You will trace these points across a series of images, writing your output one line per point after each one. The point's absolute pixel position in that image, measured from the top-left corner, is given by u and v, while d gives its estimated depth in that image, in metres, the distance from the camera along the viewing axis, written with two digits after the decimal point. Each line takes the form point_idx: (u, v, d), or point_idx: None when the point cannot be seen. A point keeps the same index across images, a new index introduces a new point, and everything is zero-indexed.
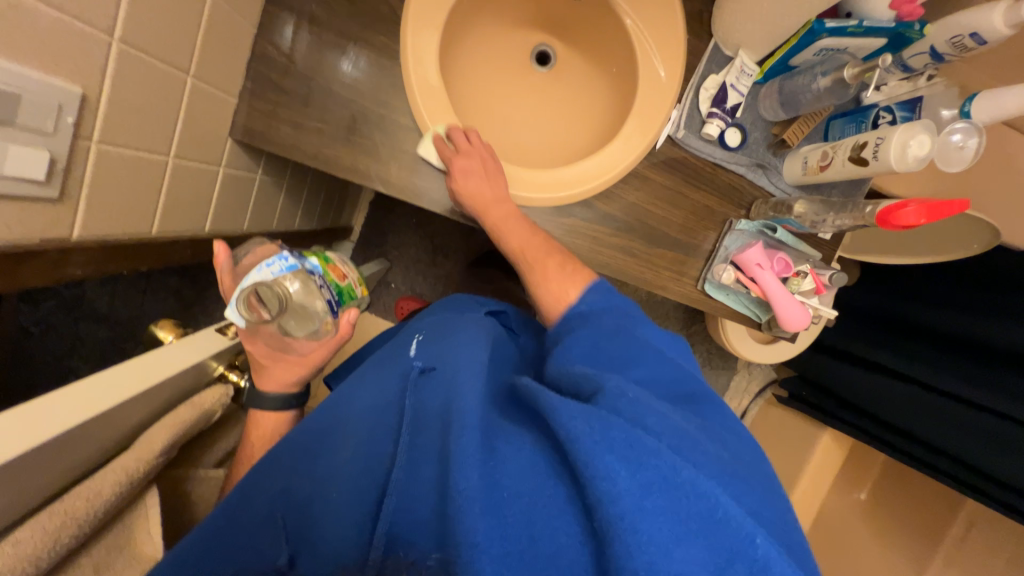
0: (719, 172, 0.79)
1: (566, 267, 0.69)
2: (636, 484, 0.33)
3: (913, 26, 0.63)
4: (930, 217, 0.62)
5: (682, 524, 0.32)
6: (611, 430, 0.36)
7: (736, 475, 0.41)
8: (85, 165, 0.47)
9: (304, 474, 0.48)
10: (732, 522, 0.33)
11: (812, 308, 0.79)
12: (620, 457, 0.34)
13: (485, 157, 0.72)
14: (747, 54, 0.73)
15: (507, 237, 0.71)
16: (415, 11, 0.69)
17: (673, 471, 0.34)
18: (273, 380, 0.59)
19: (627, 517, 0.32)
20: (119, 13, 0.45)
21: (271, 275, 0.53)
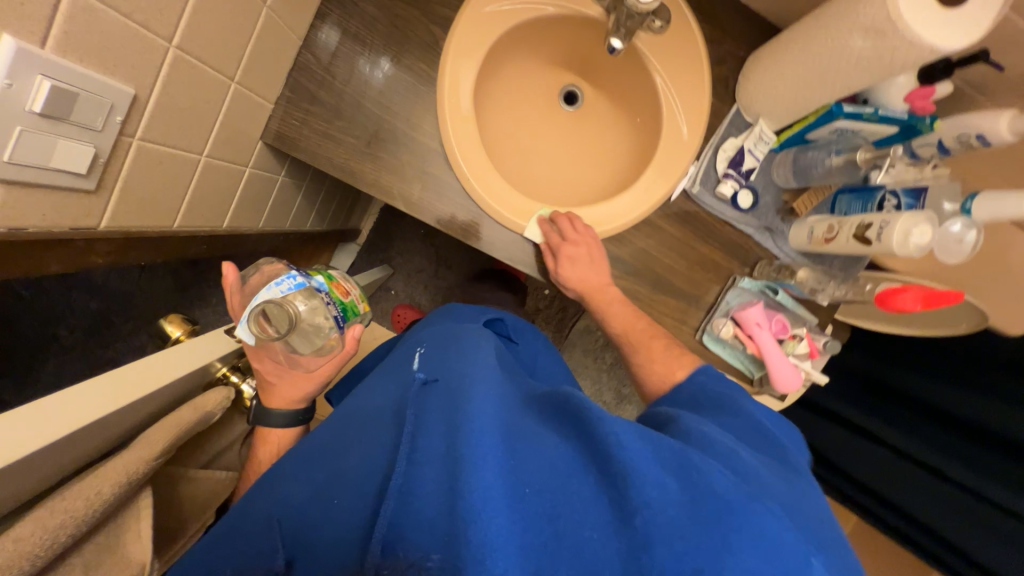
0: (729, 229, 0.82)
1: (673, 351, 0.71)
2: (684, 496, 0.37)
3: (925, 120, 0.66)
4: (925, 305, 0.69)
5: (722, 533, 0.36)
6: (662, 448, 0.40)
7: (789, 499, 0.43)
8: (124, 160, 0.48)
9: (311, 479, 0.48)
10: (785, 542, 0.37)
11: (804, 371, 0.80)
12: (669, 472, 0.38)
13: (593, 246, 0.75)
14: (766, 122, 0.77)
15: (610, 317, 0.75)
16: (457, 43, 0.71)
17: (721, 487, 0.38)
18: (281, 397, 0.60)
19: (678, 526, 0.36)
20: (180, 22, 0.47)
21: (280, 293, 0.55)
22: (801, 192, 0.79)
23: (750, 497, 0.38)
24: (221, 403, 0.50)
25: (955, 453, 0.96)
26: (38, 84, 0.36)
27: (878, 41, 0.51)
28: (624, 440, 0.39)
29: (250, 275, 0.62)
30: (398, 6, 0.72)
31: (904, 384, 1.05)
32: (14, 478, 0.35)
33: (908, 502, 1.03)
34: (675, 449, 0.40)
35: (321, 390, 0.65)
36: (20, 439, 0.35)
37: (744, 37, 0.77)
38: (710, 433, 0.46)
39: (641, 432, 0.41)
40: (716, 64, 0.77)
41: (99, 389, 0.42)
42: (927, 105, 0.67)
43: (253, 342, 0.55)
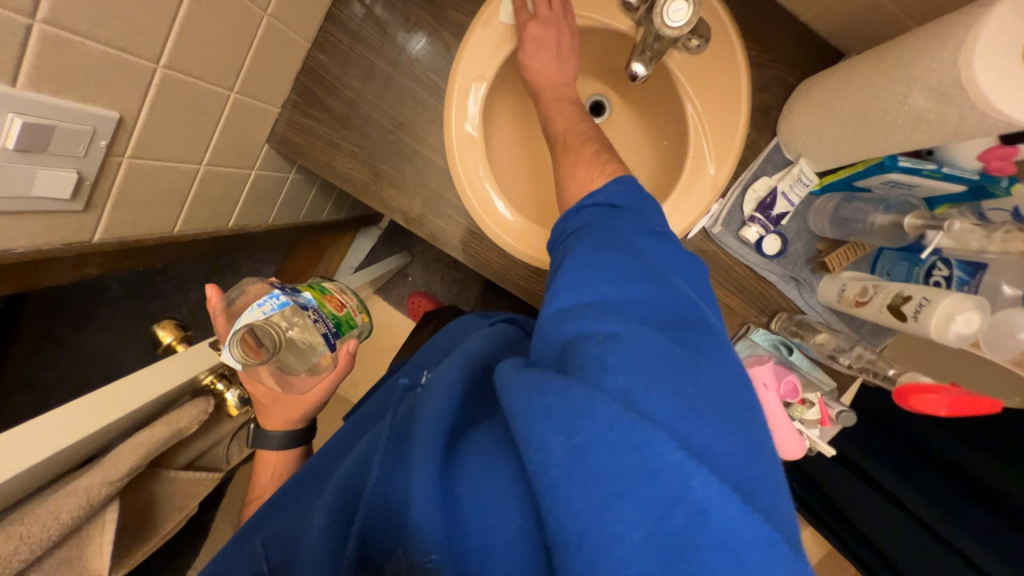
0: (750, 275, 0.75)
1: (594, 156, 0.57)
2: (569, 448, 0.34)
3: (1000, 182, 0.56)
4: (953, 412, 0.56)
5: (618, 483, 0.33)
6: (547, 399, 0.36)
7: (719, 421, 0.37)
8: (115, 178, 0.49)
9: (315, 487, 0.54)
10: (666, 469, 0.32)
11: (809, 439, 0.74)
12: (549, 424, 0.35)
13: (562, 27, 0.63)
14: (808, 162, 0.67)
15: (553, 118, 0.62)
16: (469, 52, 0.65)
17: (609, 434, 0.34)
18: (278, 419, 0.64)
19: (554, 491, 0.33)
20: (167, 42, 0.46)
21: (263, 314, 0.54)
22: (838, 244, 0.71)
23: (633, 428, 0.33)
24: (197, 417, 0.53)
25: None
26: (9, 122, 0.36)
27: (942, 106, 0.43)
28: (511, 407, 0.38)
29: (235, 296, 0.64)
30: (410, 10, 0.68)
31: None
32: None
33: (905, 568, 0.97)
34: (559, 390, 0.36)
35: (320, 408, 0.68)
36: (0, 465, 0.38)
37: (794, 61, 0.68)
38: (604, 342, 0.39)
39: (535, 385, 0.38)
40: (758, 91, 0.69)
41: (72, 413, 0.44)
42: (1008, 166, 0.54)
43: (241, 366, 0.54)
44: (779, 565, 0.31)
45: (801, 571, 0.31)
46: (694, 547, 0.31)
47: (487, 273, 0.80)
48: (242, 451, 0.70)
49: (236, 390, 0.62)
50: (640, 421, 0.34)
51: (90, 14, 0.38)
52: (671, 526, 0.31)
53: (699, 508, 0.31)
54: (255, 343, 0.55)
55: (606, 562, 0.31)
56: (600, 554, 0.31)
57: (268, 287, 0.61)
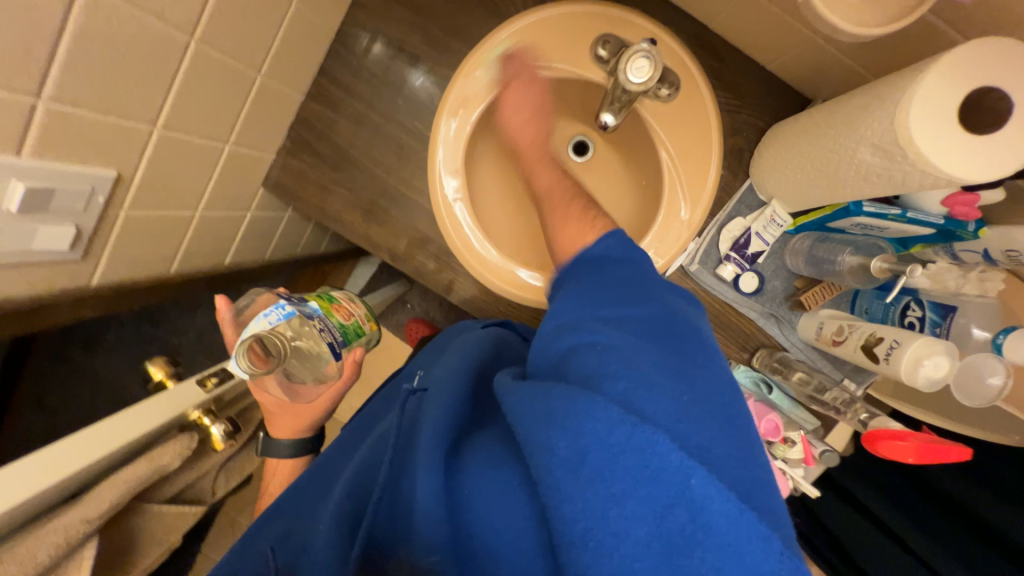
0: (729, 311, 0.76)
1: (581, 210, 0.61)
2: (571, 451, 0.36)
3: (966, 226, 0.57)
4: (922, 458, 0.55)
5: (619, 484, 0.34)
6: (550, 405, 0.38)
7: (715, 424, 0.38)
8: (112, 228, 0.53)
9: (319, 491, 0.56)
10: (665, 469, 0.33)
11: (794, 478, 0.73)
12: (553, 429, 0.37)
13: (532, 83, 0.65)
14: (781, 203, 0.69)
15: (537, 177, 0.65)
16: (454, 98, 0.68)
17: (609, 436, 0.35)
18: (285, 428, 0.66)
19: (558, 493, 0.35)
20: (163, 107, 0.50)
21: (269, 324, 0.56)
22: (814, 282, 0.71)
23: (632, 430, 0.35)
24: (180, 454, 0.55)
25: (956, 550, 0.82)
26: (13, 187, 0.40)
27: (888, 162, 0.46)
28: (518, 415, 0.41)
29: (245, 305, 0.64)
30: (397, 64, 0.73)
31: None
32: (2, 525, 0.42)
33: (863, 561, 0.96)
34: (562, 396, 0.38)
35: (326, 418, 0.69)
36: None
37: (763, 107, 0.70)
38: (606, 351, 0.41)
39: (538, 394, 0.40)
40: (729, 135, 0.71)
41: (65, 448, 0.46)
42: (972, 212, 0.56)
43: (246, 376, 0.54)
44: (771, 560, 0.31)
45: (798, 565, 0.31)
46: (694, 542, 0.32)
47: (471, 306, 0.82)
48: (226, 484, 0.72)
49: (223, 424, 0.61)
50: (639, 423, 0.35)
51: (92, 89, 0.42)
52: (671, 522, 0.32)
53: (698, 504, 0.32)
54: (262, 353, 0.55)
55: (612, 557, 0.33)
56: (603, 550, 0.33)
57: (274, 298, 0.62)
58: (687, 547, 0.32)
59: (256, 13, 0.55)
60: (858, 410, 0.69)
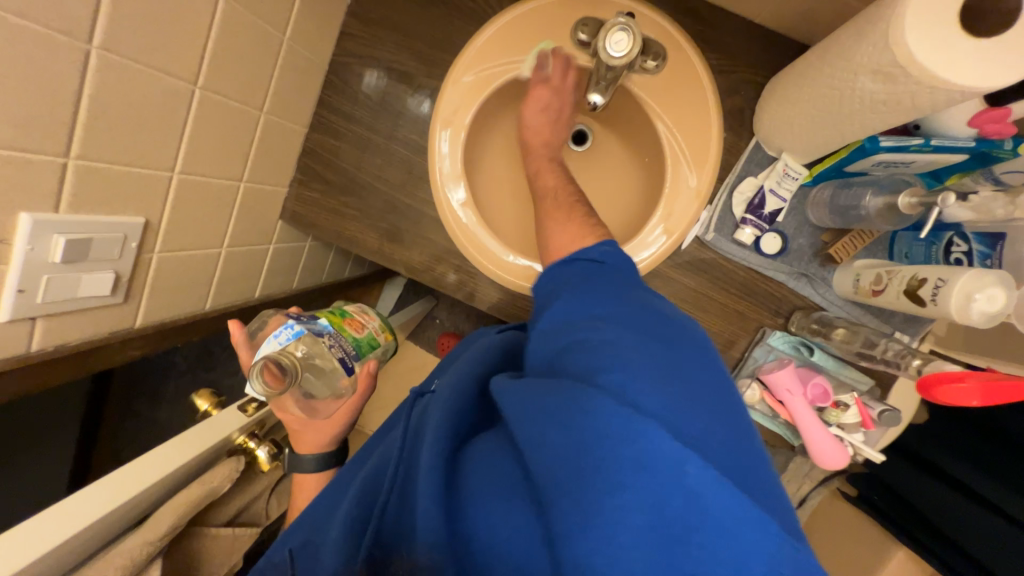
0: (756, 277, 0.72)
1: (580, 219, 0.63)
2: (564, 446, 0.38)
3: (1002, 145, 0.53)
4: (985, 399, 0.50)
5: (614, 475, 0.35)
6: (544, 402, 0.41)
7: (709, 414, 0.39)
8: (147, 271, 0.57)
9: (337, 491, 0.57)
10: (660, 457, 0.35)
11: (854, 445, 0.69)
12: (550, 423, 0.39)
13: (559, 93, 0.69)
14: (792, 156, 0.66)
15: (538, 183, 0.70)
16: (443, 113, 0.70)
17: (604, 427, 0.37)
18: (310, 443, 0.68)
19: (558, 487, 0.37)
20: (178, 153, 0.55)
21: (279, 345, 0.60)
22: (842, 233, 0.67)
23: (627, 421, 0.36)
24: (229, 475, 0.58)
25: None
26: (55, 241, 0.44)
27: (892, 85, 0.44)
28: (512, 411, 0.43)
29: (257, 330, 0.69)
30: (388, 84, 0.76)
31: (1009, 427, 0.82)
32: (78, 549, 0.46)
33: (935, 509, 0.91)
34: (560, 396, 0.40)
35: (350, 429, 0.71)
36: (74, 521, 0.44)
37: (760, 61, 0.68)
38: (597, 351, 0.43)
39: (535, 393, 0.43)
40: (728, 95, 0.69)
41: (127, 474, 0.50)
42: (1007, 127, 0.51)
43: (263, 396, 0.57)
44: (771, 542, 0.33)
45: (790, 546, 0.33)
46: (691, 528, 0.33)
47: (490, 307, 0.83)
48: (278, 505, 0.74)
49: (266, 446, 0.64)
50: (634, 414, 0.37)
51: (114, 144, 0.47)
52: (667, 511, 0.34)
53: (690, 489, 0.34)
54: (277, 371, 0.57)
55: (607, 550, 0.34)
56: (600, 541, 0.34)
57: (285, 318, 0.66)
58: (674, 536, 0.33)
59: (252, 55, 0.59)
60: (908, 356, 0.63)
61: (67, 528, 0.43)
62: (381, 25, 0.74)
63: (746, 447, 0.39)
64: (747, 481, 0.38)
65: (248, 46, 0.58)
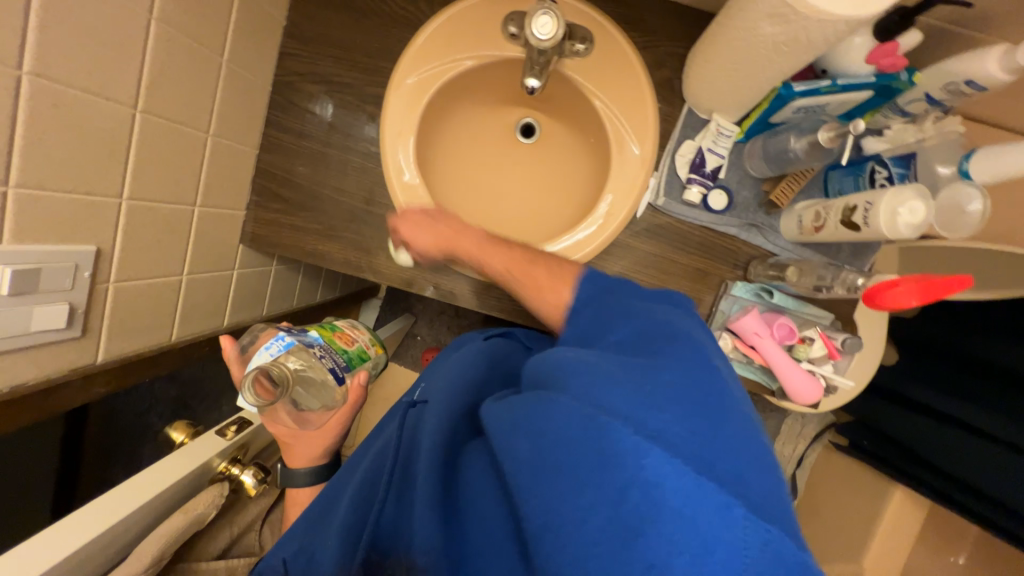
0: (710, 234, 0.76)
1: (554, 268, 0.65)
2: (537, 446, 0.38)
3: (899, 77, 0.58)
4: (924, 298, 0.53)
5: (580, 470, 0.36)
6: (523, 407, 0.42)
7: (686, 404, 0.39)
8: (104, 302, 0.56)
9: (329, 502, 0.56)
10: (619, 452, 0.35)
11: (825, 376, 0.72)
12: (521, 429, 0.40)
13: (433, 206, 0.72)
14: (722, 116, 0.70)
15: (490, 258, 0.67)
16: (390, 131, 0.73)
17: (570, 426, 0.37)
18: (303, 456, 0.68)
19: (530, 486, 0.38)
20: (125, 179, 0.54)
21: (270, 357, 0.59)
22: (779, 180, 0.72)
23: (589, 422, 0.37)
24: (213, 501, 0.57)
25: (1006, 409, 0.80)
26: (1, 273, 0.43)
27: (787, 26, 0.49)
28: (496, 418, 0.44)
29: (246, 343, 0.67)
30: (331, 96, 0.77)
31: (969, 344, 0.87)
32: None
33: (922, 443, 0.94)
34: (534, 400, 0.42)
35: (341, 441, 0.71)
36: (47, 555, 0.43)
37: (679, 35, 0.73)
38: (571, 359, 0.44)
39: (512, 403, 0.44)
40: (656, 69, 0.74)
41: (104, 504, 0.49)
42: (898, 60, 0.56)
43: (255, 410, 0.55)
44: (737, 530, 0.31)
45: (758, 533, 0.31)
46: (647, 522, 0.32)
47: (464, 303, 0.84)
48: (273, 533, 0.72)
49: (252, 471, 0.64)
50: (595, 415, 0.37)
51: (57, 171, 0.47)
52: (627, 503, 0.33)
53: (648, 482, 0.33)
54: (267, 385, 0.56)
55: (577, 547, 0.34)
56: (573, 535, 0.34)
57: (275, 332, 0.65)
58: (638, 531, 0.32)
59: (190, 78, 0.60)
60: (848, 275, 0.65)
61: (44, 559, 0.42)
62: (319, 42, 0.76)
63: (728, 430, 0.38)
64: (729, 463, 0.36)
65: (185, 71, 0.59)
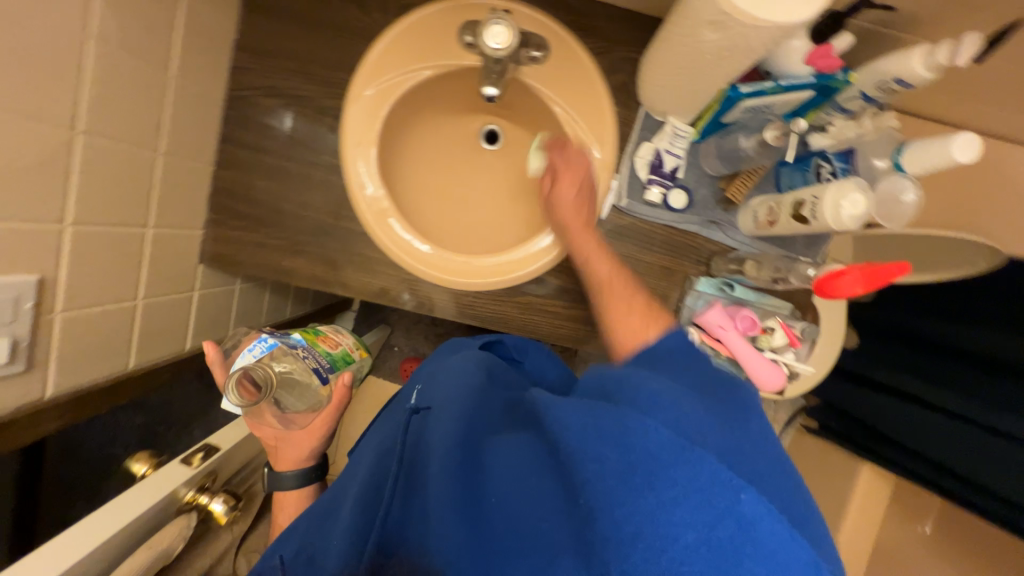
0: (673, 232, 0.78)
1: (644, 303, 0.67)
2: (621, 464, 0.39)
3: (836, 76, 0.61)
4: (870, 285, 0.55)
5: (671, 490, 0.37)
6: (599, 419, 0.42)
7: (738, 447, 0.44)
8: (50, 335, 0.54)
9: (336, 505, 0.57)
10: (717, 485, 0.36)
11: (787, 363, 0.75)
12: (604, 439, 0.41)
13: (581, 173, 0.72)
14: (677, 118, 0.72)
15: (593, 264, 0.70)
16: (351, 143, 0.72)
17: (661, 450, 0.38)
18: (289, 459, 0.69)
19: (610, 500, 0.39)
20: (67, 203, 0.52)
21: (252, 358, 0.61)
22: (733, 178, 0.75)
23: (684, 449, 0.38)
24: (178, 534, 0.56)
25: (954, 383, 0.86)
26: None
27: (726, 31, 0.51)
28: (563, 428, 0.44)
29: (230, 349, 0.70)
30: (289, 109, 0.76)
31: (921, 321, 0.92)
32: None
33: (885, 420, 0.99)
34: (612, 417, 0.41)
35: (328, 444, 0.72)
36: None
37: (632, 40, 0.75)
38: (652, 386, 0.45)
39: (587, 411, 0.44)
40: (612, 74, 0.76)
41: (59, 548, 0.48)
42: (834, 62, 0.59)
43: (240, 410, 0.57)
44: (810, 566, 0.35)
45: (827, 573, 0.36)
46: (741, 553, 0.35)
47: (436, 312, 0.83)
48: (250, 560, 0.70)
49: (222, 498, 0.62)
50: (687, 444, 0.38)
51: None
52: (718, 532, 0.36)
53: (744, 515, 0.35)
54: (251, 386, 0.57)
55: (658, 560, 0.36)
56: (651, 549, 0.37)
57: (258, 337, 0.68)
58: (717, 548, 0.36)
59: (137, 97, 0.58)
60: (801, 266, 0.69)
61: None
62: (274, 55, 0.75)
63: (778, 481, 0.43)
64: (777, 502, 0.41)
65: (130, 89, 0.57)
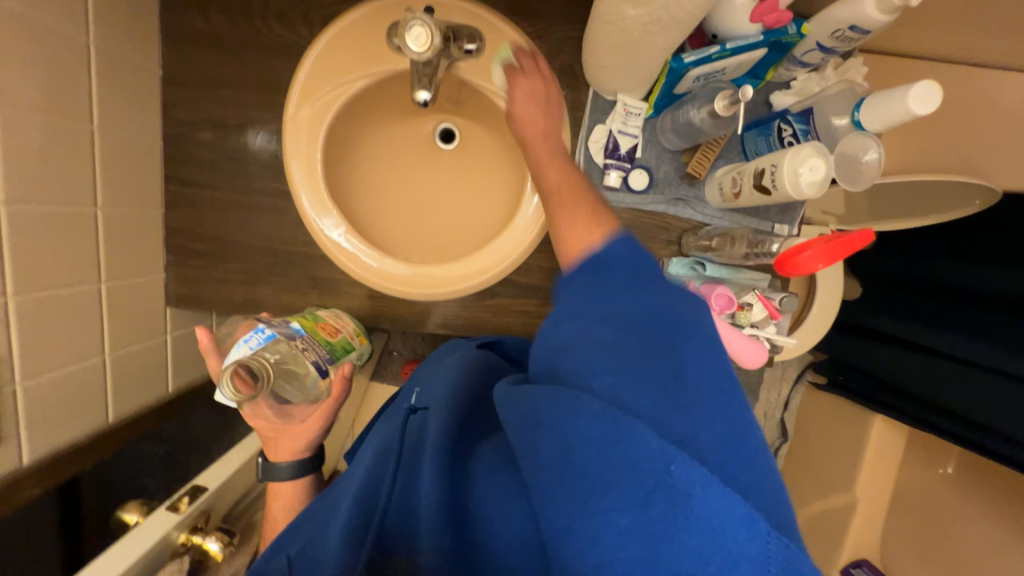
0: (639, 216, 0.75)
1: (589, 205, 0.57)
2: (561, 448, 0.39)
3: (788, 30, 0.57)
4: (829, 260, 0.55)
5: (606, 468, 0.37)
6: (540, 405, 0.42)
7: (712, 410, 0.39)
8: (15, 407, 0.54)
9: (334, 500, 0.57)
10: (648, 458, 0.36)
11: (768, 338, 0.72)
12: (543, 428, 0.41)
13: (543, 82, 0.66)
14: (627, 95, 0.68)
15: (545, 173, 0.62)
16: (295, 166, 0.70)
17: (592, 428, 0.38)
18: (285, 450, 0.67)
19: (552, 486, 0.39)
20: (5, 278, 0.52)
21: (250, 350, 0.58)
22: (694, 150, 0.71)
23: (613, 423, 0.37)
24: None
25: (946, 325, 0.82)
26: None
27: None
28: (515, 416, 0.44)
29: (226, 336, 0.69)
30: (228, 140, 0.74)
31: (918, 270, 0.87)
32: None
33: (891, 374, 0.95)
34: (550, 398, 0.41)
35: (326, 437, 0.71)
36: None
37: (571, 17, 0.70)
38: (588, 349, 0.41)
39: (532, 395, 0.43)
40: (554, 57, 0.71)
41: None
42: (783, 15, 0.55)
43: (237, 404, 0.54)
44: (758, 540, 0.33)
45: (780, 544, 0.33)
46: (675, 527, 0.35)
47: (409, 325, 0.82)
48: None
49: (216, 537, 0.63)
50: (621, 415, 0.37)
51: None
52: (652, 509, 0.35)
53: (675, 485, 0.35)
54: (249, 378, 0.54)
55: (598, 546, 0.36)
56: (592, 534, 0.37)
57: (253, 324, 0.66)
58: (659, 525, 0.35)
59: (59, 156, 0.57)
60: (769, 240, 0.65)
61: None
62: (204, 86, 0.72)
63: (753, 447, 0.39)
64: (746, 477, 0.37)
65: (50, 149, 0.56)
